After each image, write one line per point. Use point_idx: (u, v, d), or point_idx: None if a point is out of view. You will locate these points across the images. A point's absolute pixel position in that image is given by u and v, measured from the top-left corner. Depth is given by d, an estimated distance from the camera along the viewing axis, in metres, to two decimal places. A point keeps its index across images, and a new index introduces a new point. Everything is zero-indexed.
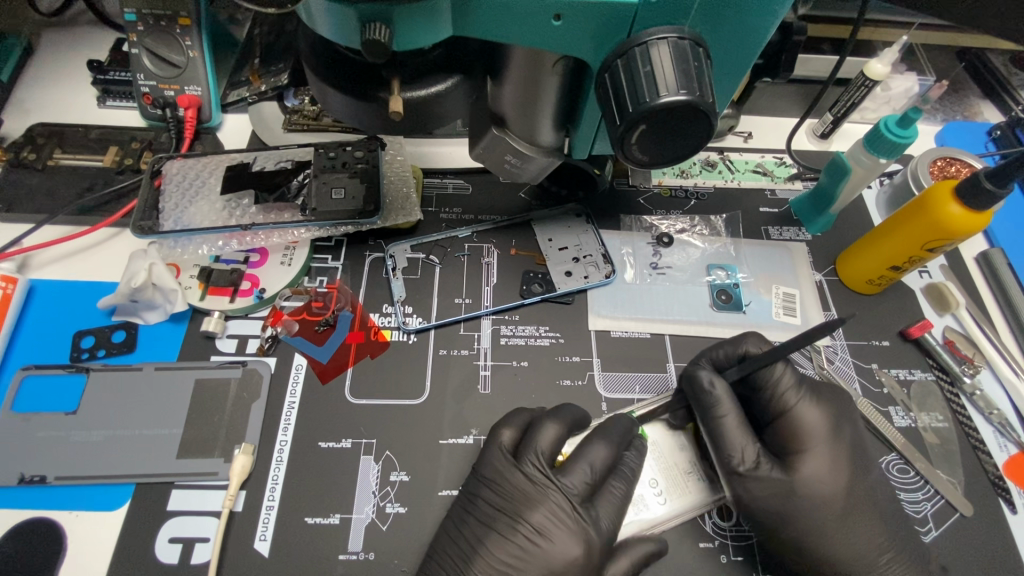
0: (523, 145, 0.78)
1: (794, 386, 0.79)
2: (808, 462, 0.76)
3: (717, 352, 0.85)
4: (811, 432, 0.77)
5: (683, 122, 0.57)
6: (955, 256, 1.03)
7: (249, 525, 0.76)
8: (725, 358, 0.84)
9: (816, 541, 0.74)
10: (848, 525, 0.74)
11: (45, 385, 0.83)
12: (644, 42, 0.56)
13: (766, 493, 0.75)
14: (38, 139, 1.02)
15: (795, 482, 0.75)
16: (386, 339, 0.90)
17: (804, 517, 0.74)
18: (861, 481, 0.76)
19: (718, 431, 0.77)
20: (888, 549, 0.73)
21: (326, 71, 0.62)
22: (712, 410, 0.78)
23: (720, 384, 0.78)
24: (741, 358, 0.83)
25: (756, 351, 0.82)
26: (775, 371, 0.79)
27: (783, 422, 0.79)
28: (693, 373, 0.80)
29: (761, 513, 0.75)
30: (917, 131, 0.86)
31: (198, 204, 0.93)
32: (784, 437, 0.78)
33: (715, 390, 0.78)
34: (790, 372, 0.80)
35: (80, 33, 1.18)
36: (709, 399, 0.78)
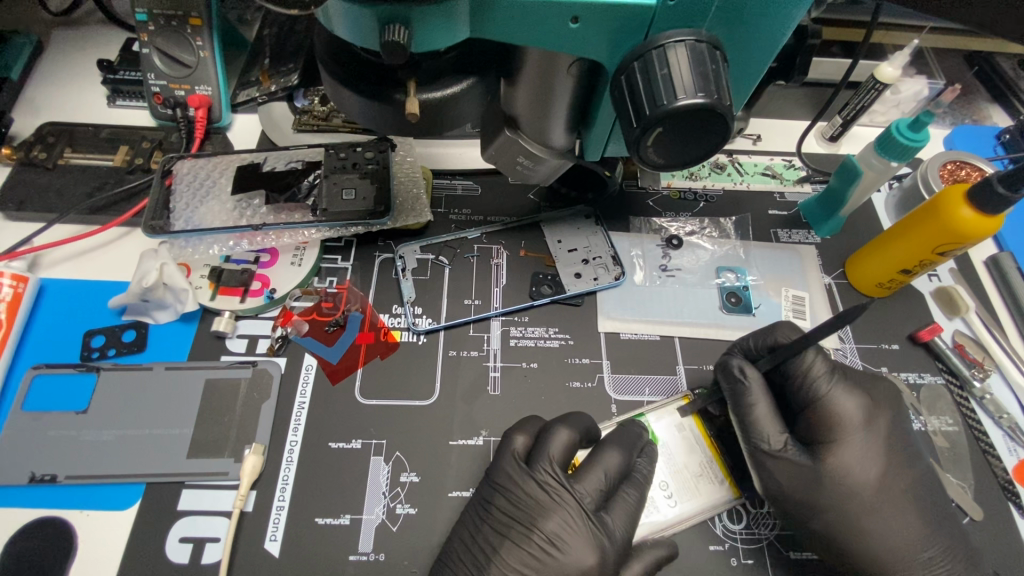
0: (536, 147, 0.78)
1: (829, 373, 0.79)
2: (843, 452, 0.76)
3: (752, 342, 0.85)
4: (846, 421, 0.77)
5: (700, 124, 0.57)
6: (964, 260, 1.03)
7: (260, 525, 0.76)
8: (759, 348, 0.84)
9: (851, 532, 0.73)
10: (883, 516, 0.74)
11: (56, 384, 0.83)
12: (662, 44, 0.56)
13: (797, 482, 0.75)
14: (49, 138, 1.02)
15: (828, 471, 0.75)
16: (395, 339, 0.90)
17: (836, 506, 0.74)
18: (899, 472, 0.76)
19: (750, 419, 0.78)
20: (902, 552, 0.73)
21: (341, 72, 0.62)
22: (745, 397, 0.79)
23: (751, 370, 0.79)
24: (773, 347, 0.83)
25: (787, 339, 0.82)
26: (811, 358, 0.79)
27: (816, 410, 0.78)
28: (725, 361, 0.82)
29: (792, 501, 0.75)
30: (929, 135, 0.86)
31: (208, 204, 0.93)
32: (817, 425, 0.78)
33: (748, 378, 0.79)
34: (823, 360, 0.79)
35: (90, 32, 1.18)
36: (741, 386, 0.79)
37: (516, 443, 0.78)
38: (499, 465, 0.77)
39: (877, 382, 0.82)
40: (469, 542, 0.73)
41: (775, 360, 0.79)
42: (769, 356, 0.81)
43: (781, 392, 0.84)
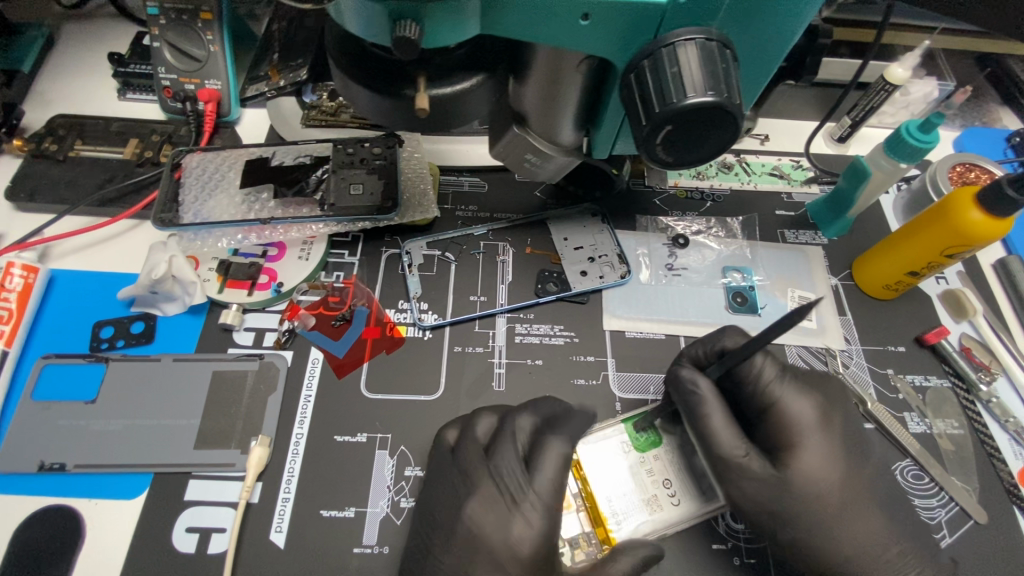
0: (543, 144, 0.78)
1: (779, 375, 0.80)
2: (805, 456, 0.75)
3: (695, 351, 0.85)
4: (800, 424, 0.77)
5: (710, 123, 0.57)
6: (972, 263, 1.03)
7: (265, 517, 0.76)
8: (707, 355, 0.83)
9: (822, 537, 0.73)
10: (850, 519, 0.73)
11: (64, 374, 0.84)
12: (672, 42, 0.56)
13: (760, 491, 0.74)
14: (59, 130, 1.03)
15: (791, 479, 0.74)
16: (401, 334, 0.90)
17: (804, 513, 0.73)
18: (859, 475, 0.75)
19: (705, 433, 0.75)
20: (886, 544, 0.73)
21: (352, 67, 0.62)
22: (699, 408, 0.76)
23: (702, 381, 0.77)
24: (720, 353, 0.82)
25: (733, 345, 0.82)
26: (757, 361, 0.81)
27: (772, 415, 0.78)
28: (674, 373, 0.80)
29: (757, 510, 0.74)
30: (939, 136, 0.85)
31: (217, 197, 0.93)
32: (776, 431, 0.78)
33: (698, 387, 0.77)
34: (771, 363, 0.81)
35: (101, 25, 1.19)
36: (695, 398, 0.77)
37: (467, 439, 0.76)
38: (451, 464, 0.75)
39: (827, 384, 0.82)
40: (425, 548, 0.71)
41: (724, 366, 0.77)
42: (718, 362, 0.80)
43: (735, 400, 0.84)
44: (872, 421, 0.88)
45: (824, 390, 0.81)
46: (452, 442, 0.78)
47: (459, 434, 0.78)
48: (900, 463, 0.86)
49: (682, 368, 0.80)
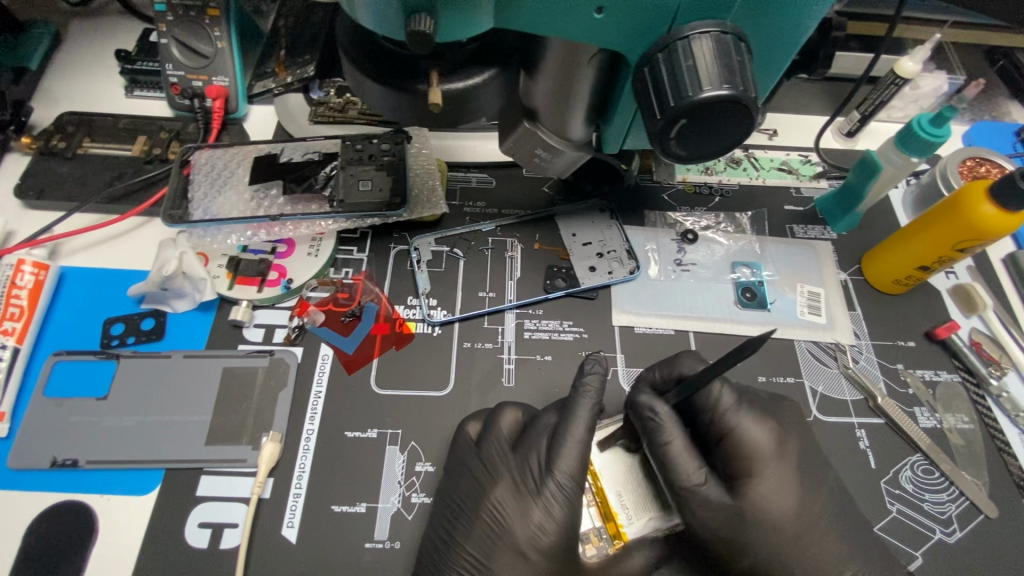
0: (554, 139, 0.78)
1: (736, 401, 0.78)
2: (760, 483, 0.75)
3: (650, 375, 0.82)
4: (758, 452, 0.76)
5: (724, 117, 0.57)
6: (982, 258, 1.02)
7: (277, 512, 0.77)
8: (665, 380, 0.81)
9: (775, 564, 0.74)
10: (805, 543, 0.75)
11: (76, 370, 0.84)
12: (687, 35, 0.56)
13: (717, 519, 0.73)
14: (68, 128, 1.03)
15: (744, 506, 0.75)
16: (410, 330, 0.90)
17: (758, 538, 0.74)
18: (814, 499, 0.76)
19: (665, 461, 0.73)
20: (842, 565, 0.74)
21: (365, 62, 0.62)
22: (657, 435, 0.74)
23: (663, 409, 0.74)
24: (679, 379, 0.80)
25: (691, 371, 0.80)
26: (713, 388, 0.79)
27: (728, 443, 0.77)
28: (633, 401, 0.76)
29: (712, 537, 0.74)
30: (951, 130, 0.85)
31: (226, 194, 0.93)
32: (731, 458, 0.77)
33: (656, 415, 0.74)
34: (729, 390, 0.79)
35: (106, 23, 1.19)
36: (652, 424, 0.74)
37: (493, 434, 0.78)
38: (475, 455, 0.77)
39: (786, 405, 0.82)
40: (445, 539, 0.73)
41: (682, 394, 0.74)
42: (675, 389, 0.78)
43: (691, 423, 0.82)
44: (882, 416, 0.88)
45: (779, 414, 0.80)
46: (474, 435, 0.80)
47: (480, 428, 0.80)
48: (910, 458, 0.86)
49: (640, 394, 0.76)
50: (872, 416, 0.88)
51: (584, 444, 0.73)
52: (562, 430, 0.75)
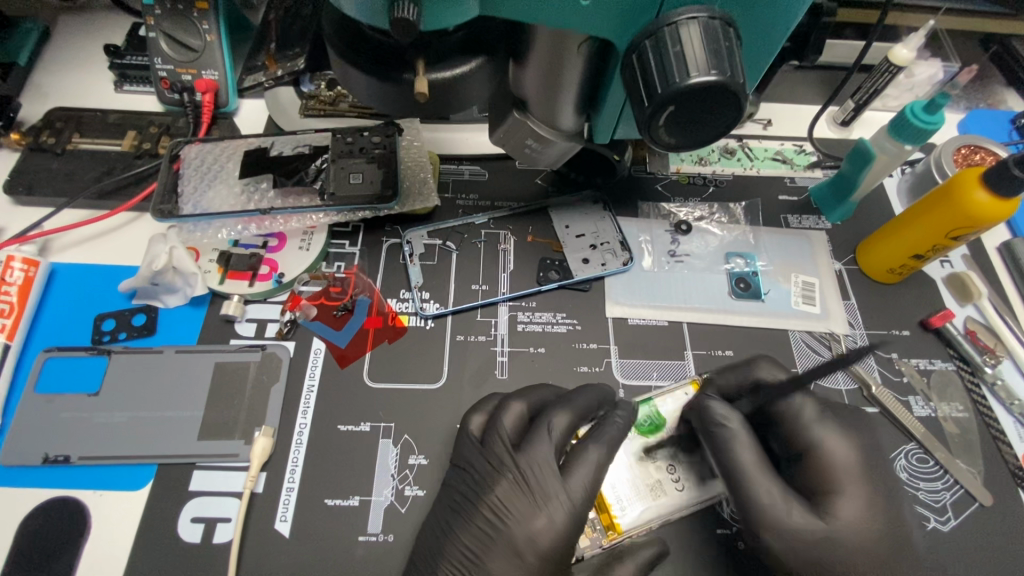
0: (545, 129, 0.77)
1: (820, 414, 0.75)
2: (845, 502, 0.71)
3: (721, 378, 0.83)
4: (843, 468, 0.72)
5: (713, 103, 0.56)
6: (977, 246, 1.02)
7: (270, 506, 0.77)
8: (734, 387, 0.83)
9: None
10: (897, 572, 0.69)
11: (67, 367, 0.84)
12: (674, 21, 0.55)
13: (804, 543, 0.68)
14: (57, 123, 1.02)
15: (834, 528, 0.69)
16: (403, 324, 0.90)
17: (846, 565, 0.68)
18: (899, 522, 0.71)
19: (735, 471, 0.72)
20: None
21: (350, 52, 0.61)
22: (727, 444, 0.73)
23: (734, 415, 0.74)
24: (754, 387, 0.81)
25: (769, 378, 0.81)
26: (800, 399, 0.76)
27: (813, 458, 0.74)
28: (703, 406, 0.76)
29: (799, 563, 0.68)
30: (944, 118, 0.84)
31: (216, 188, 0.92)
32: (813, 475, 0.73)
33: (728, 423, 0.73)
34: (811, 403, 0.76)
35: (96, 18, 1.18)
36: (723, 433, 0.73)
37: (496, 430, 0.76)
38: (477, 453, 0.76)
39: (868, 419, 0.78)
40: (438, 533, 0.73)
41: (760, 396, 0.78)
42: (750, 396, 0.80)
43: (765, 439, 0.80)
44: (876, 405, 0.88)
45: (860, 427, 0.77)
46: (477, 430, 0.78)
47: (483, 422, 0.79)
48: (905, 446, 0.85)
49: (712, 400, 0.76)
50: (866, 405, 0.88)
51: None
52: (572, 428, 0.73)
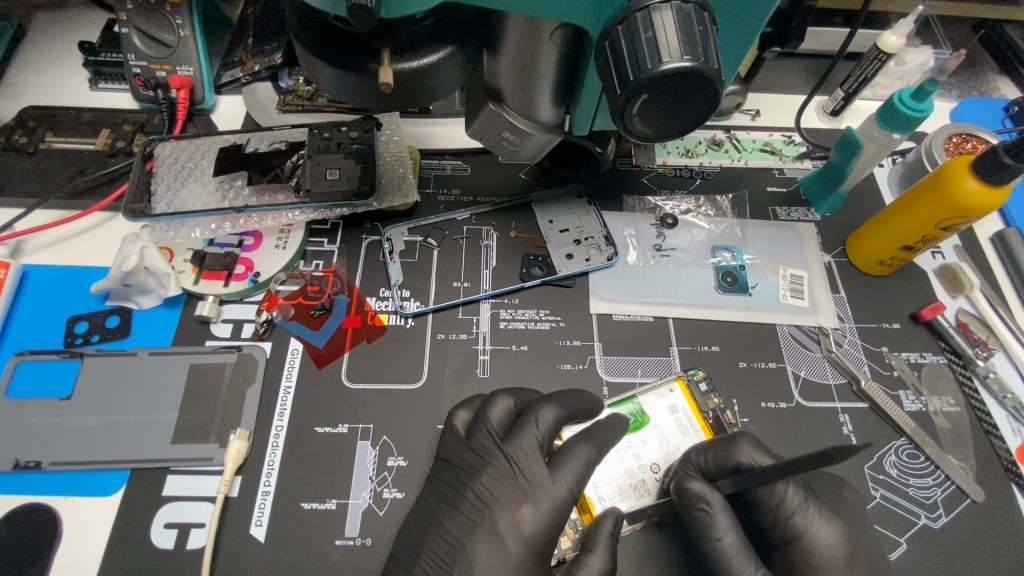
0: (521, 121, 0.75)
1: (802, 498, 0.70)
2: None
3: (695, 456, 0.74)
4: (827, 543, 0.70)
5: (688, 90, 0.54)
6: (969, 236, 1.00)
7: (245, 511, 0.75)
8: (718, 468, 0.73)
9: None
10: None
11: (38, 371, 0.82)
12: (646, 5, 0.53)
13: None
14: (30, 123, 1.00)
15: None
16: (382, 323, 0.88)
17: None
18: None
19: (717, 559, 0.65)
20: None
21: (313, 43, 0.59)
22: (707, 532, 0.66)
23: (714, 498, 0.67)
24: (735, 469, 0.71)
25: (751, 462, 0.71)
26: (783, 488, 0.70)
27: (793, 549, 0.70)
28: (681, 487, 0.68)
29: None
30: (933, 105, 0.81)
31: (190, 186, 0.90)
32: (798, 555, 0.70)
33: (711, 506, 0.66)
34: (795, 488, 0.71)
35: (72, 14, 1.16)
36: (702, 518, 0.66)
37: (482, 424, 0.74)
38: (461, 447, 0.74)
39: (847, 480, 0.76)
40: (415, 537, 0.71)
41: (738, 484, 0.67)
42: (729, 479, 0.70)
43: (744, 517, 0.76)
44: (866, 400, 0.86)
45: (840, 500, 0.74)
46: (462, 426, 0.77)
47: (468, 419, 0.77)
48: (895, 442, 0.84)
49: (689, 479, 0.68)
50: (855, 400, 0.86)
51: None
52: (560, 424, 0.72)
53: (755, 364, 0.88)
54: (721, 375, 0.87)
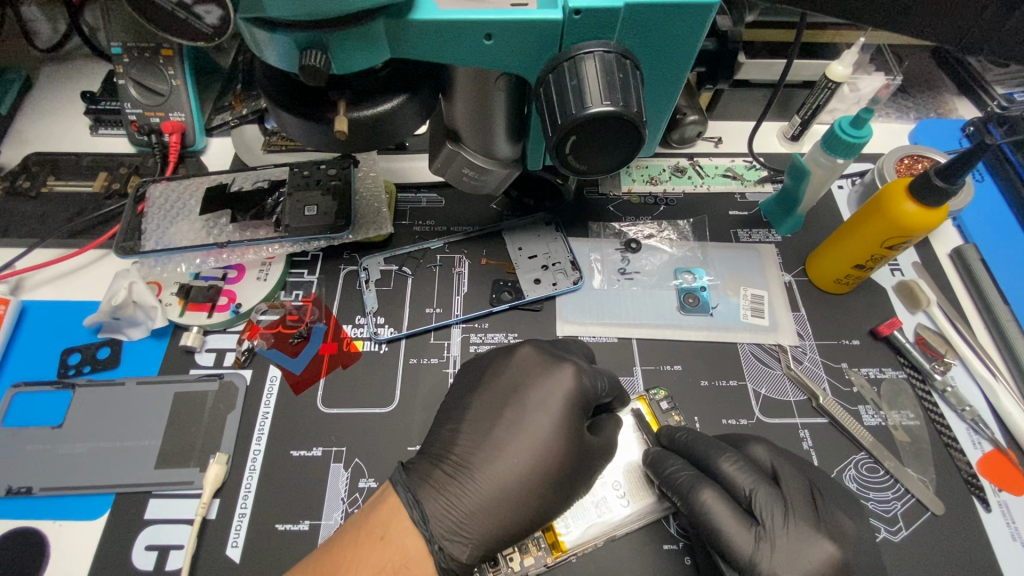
0: (480, 159, 0.81)
1: (733, 516, 0.69)
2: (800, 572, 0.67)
3: (672, 453, 0.78)
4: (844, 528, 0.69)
5: (612, 130, 0.59)
6: (928, 253, 1.03)
7: (222, 532, 0.78)
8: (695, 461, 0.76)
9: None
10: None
11: (33, 400, 0.87)
12: (573, 56, 0.59)
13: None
14: (33, 168, 1.07)
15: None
16: (358, 349, 0.92)
17: None
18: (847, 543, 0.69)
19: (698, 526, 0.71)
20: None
21: (279, 96, 0.65)
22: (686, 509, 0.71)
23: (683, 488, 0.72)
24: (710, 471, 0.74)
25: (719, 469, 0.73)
26: (731, 528, 0.68)
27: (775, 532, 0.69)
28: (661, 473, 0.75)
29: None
30: (872, 130, 0.86)
31: (178, 224, 0.96)
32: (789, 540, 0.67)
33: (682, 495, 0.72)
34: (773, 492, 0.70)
35: (77, 66, 1.24)
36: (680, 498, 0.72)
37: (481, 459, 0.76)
38: (441, 457, 0.76)
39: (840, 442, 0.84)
40: None
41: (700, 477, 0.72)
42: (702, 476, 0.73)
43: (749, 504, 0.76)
44: (826, 416, 0.88)
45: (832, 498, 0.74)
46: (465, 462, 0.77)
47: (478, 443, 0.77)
48: (854, 456, 0.86)
49: (667, 470, 0.75)
50: (816, 416, 0.88)
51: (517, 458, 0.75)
52: (541, 457, 0.75)
53: (716, 383, 0.91)
54: (683, 393, 0.90)
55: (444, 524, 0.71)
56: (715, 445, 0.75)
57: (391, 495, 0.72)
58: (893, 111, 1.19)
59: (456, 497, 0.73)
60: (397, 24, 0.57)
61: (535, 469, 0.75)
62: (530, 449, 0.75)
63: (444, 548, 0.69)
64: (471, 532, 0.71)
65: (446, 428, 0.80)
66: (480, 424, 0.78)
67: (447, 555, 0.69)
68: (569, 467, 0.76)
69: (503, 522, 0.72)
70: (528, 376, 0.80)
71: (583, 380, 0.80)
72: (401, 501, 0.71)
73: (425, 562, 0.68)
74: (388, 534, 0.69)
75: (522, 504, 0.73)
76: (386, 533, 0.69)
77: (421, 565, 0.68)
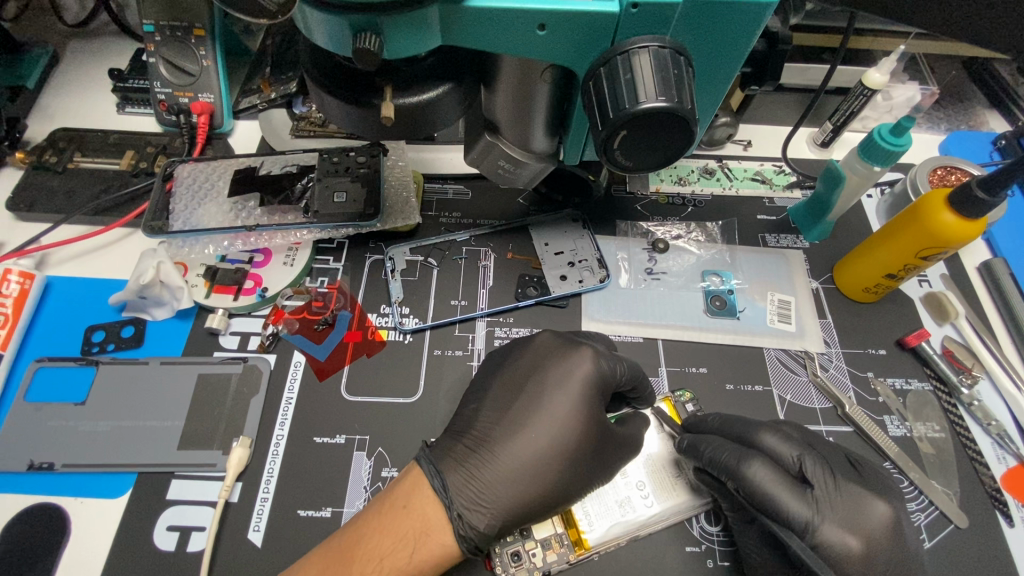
0: (517, 151, 0.80)
1: (785, 483, 0.69)
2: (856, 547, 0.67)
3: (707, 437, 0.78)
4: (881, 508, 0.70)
5: (665, 127, 0.59)
6: (956, 266, 1.02)
7: (244, 515, 0.78)
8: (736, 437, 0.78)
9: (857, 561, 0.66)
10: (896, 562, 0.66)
11: (57, 376, 0.87)
12: (627, 50, 0.58)
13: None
14: (60, 143, 1.06)
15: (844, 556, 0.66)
16: (382, 338, 0.92)
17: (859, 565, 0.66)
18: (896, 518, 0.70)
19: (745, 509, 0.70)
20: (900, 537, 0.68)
21: (324, 79, 0.64)
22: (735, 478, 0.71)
23: (731, 462, 0.72)
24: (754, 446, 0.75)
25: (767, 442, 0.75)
26: (785, 495, 0.68)
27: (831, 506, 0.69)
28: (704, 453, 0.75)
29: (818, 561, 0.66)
30: (911, 139, 0.85)
31: (206, 205, 0.96)
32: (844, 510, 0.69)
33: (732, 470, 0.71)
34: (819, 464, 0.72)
35: (104, 43, 1.23)
36: (730, 467, 0.71)
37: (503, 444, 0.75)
38: (461, 432, 0.76)
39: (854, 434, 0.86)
40: None
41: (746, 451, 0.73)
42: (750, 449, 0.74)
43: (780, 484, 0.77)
44: (851, 424, 0.88)
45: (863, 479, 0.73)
46: None
47: None
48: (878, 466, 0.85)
49: (711, 449, 0.74)
50: (840, 424, 0.88)
51: (543, 452, 0.74)
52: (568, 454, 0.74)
53: (741, 387, 0.90)
54: (707, 396, 0.90)
55: (464, 494, 0.70)
56: (752, 423, 0.78)
57: (413, 468, 0.72)
58: (924, 121, 1.18)
59: (477, 469, 0.72)
60: (450, 10, 0.56)
61: (554, 449, 0.74)
62: (556, 440, 0.75)
63: (463, 517, 0.69)
64: (491, 503, 0.71)
65: (468, 409, 0.79)
66: (506, 413, 0.77)
67: (466, 524, 0.69)
68: (591, 456, 0.75)
69: (525, 494, 0.72)
70: (550, 360, 0.80)
71: (601, 363, 0.79)
72: (422, 473, 0.71)
73: (447, 531, 0.68)
74: (411, 504, 0.69)
75: (541, 480, 0.73)
76: (408, 502, 0.69)
77: (443, 533, 0.68)
